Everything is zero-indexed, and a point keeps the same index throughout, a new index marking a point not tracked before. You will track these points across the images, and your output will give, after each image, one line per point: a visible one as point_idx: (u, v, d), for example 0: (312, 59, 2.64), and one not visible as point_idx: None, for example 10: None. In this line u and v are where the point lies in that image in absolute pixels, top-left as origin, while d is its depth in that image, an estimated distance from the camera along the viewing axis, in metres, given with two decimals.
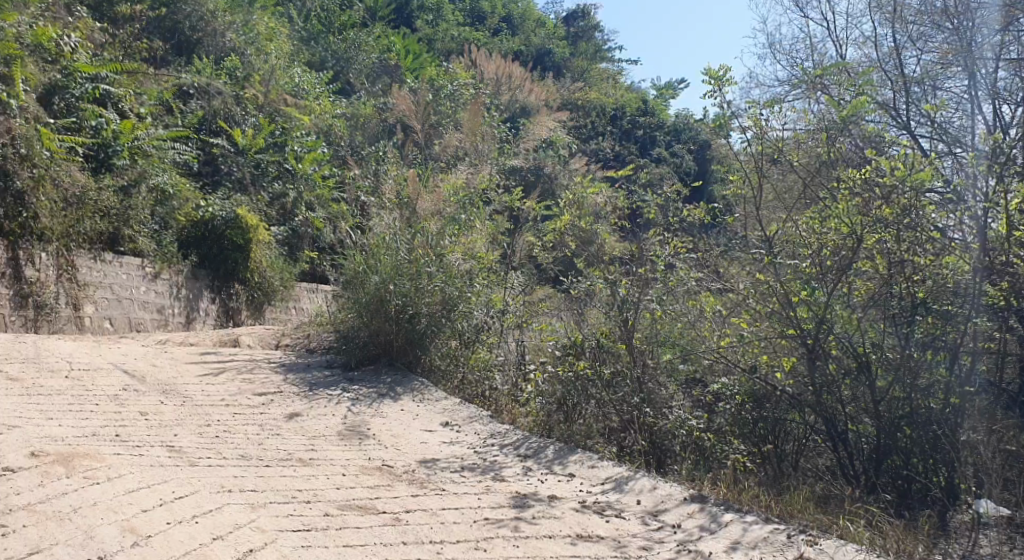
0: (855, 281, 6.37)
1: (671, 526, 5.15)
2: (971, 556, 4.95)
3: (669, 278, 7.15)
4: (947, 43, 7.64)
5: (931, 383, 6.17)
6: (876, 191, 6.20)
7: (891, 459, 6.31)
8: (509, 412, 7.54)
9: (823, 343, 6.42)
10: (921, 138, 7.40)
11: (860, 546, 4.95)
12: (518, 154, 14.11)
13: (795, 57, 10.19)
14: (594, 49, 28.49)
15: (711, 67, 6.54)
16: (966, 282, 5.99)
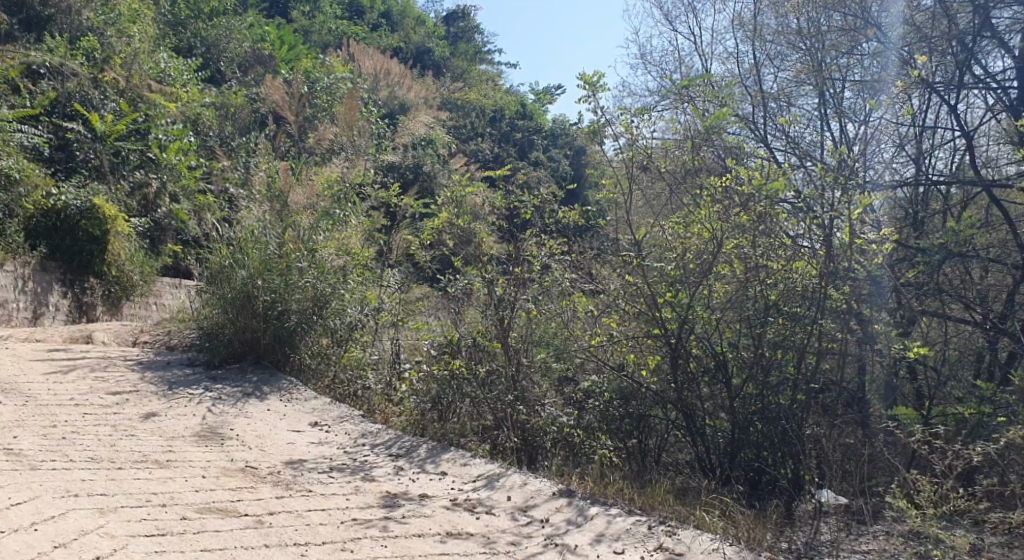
0: (715, 284, 6.65)
1: (539, 521, 5.24)
2: (812, 543, 5.30)
3: (545, 279, 7.37)
4: (799, 62, 8.15)
5: (782, 380, 6.59)
6: (735, 198, 6.58)
7: (743, 453, 6.68)
8: (382, 412, 7.45)
9: (685, 342, 6.76)
10: (777, 151, 7.88)
11: (714, 536, 5.22)
12: (396, 151, 14.03)
13: (664, 69, 10.62)
14: (474, 50, 28.64)
15: (586, 72, 6.75)
16: (815, 286, 6.42)
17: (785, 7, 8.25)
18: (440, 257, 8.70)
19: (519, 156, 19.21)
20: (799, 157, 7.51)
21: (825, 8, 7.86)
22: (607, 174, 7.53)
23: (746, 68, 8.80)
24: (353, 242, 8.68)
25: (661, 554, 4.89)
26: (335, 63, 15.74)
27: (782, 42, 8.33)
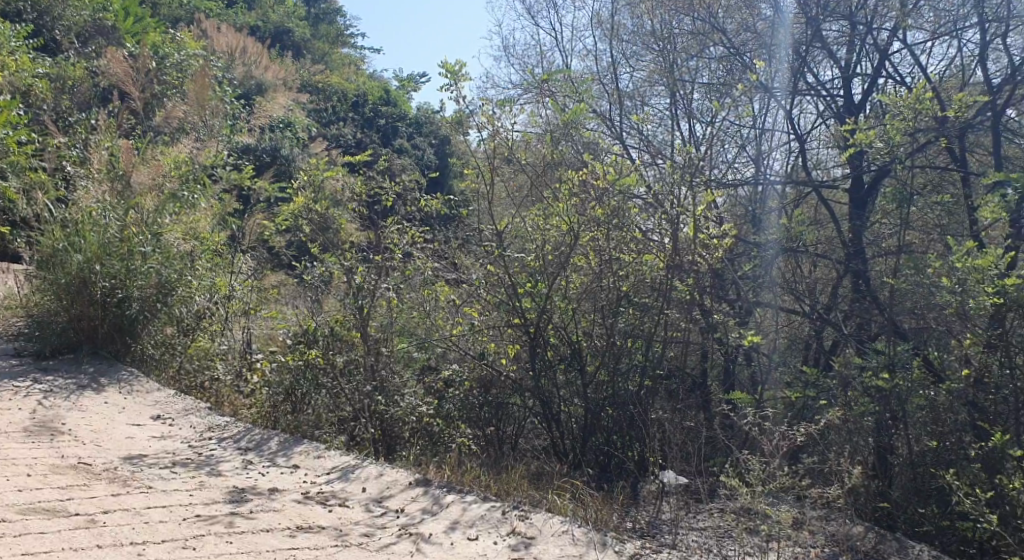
0: (572, 275, 6.91)
1: (394, 512, 5.24)
2: (656, 523, 5.54)
3: (407, 267, 7.32)
4: (653, 64, 8.47)
5: (631, 367, 6.92)
6: (591, 192, 6.70)
7: (594, 437, 6.97)
8: (231, 403, 7.32)
9: (543, 333, 6.94)
10: (631, 148, 8.10)
11: (564, 518, 5.36)
12: (252, 134, 13.61)
13: (525, 62, 10.77)
14: (336, 32, 28.07)
15: (448, 61, 6.76)
16: (663, 279, 6.72)
17: (640, 9, 8.56)
18: (297, 244, 8.52)
19: (382, 142, 19.03)
20: (650, 154, 7.80)
21: (676, 12, 8.20)
22: (467, 164, 7.58)
23: (604, 66, 9.06)
24: (202, 227, 8.43)
25: (514, 538, 4.96)
26: (187, 39, 15.05)
27: (637, 43, 8.63)
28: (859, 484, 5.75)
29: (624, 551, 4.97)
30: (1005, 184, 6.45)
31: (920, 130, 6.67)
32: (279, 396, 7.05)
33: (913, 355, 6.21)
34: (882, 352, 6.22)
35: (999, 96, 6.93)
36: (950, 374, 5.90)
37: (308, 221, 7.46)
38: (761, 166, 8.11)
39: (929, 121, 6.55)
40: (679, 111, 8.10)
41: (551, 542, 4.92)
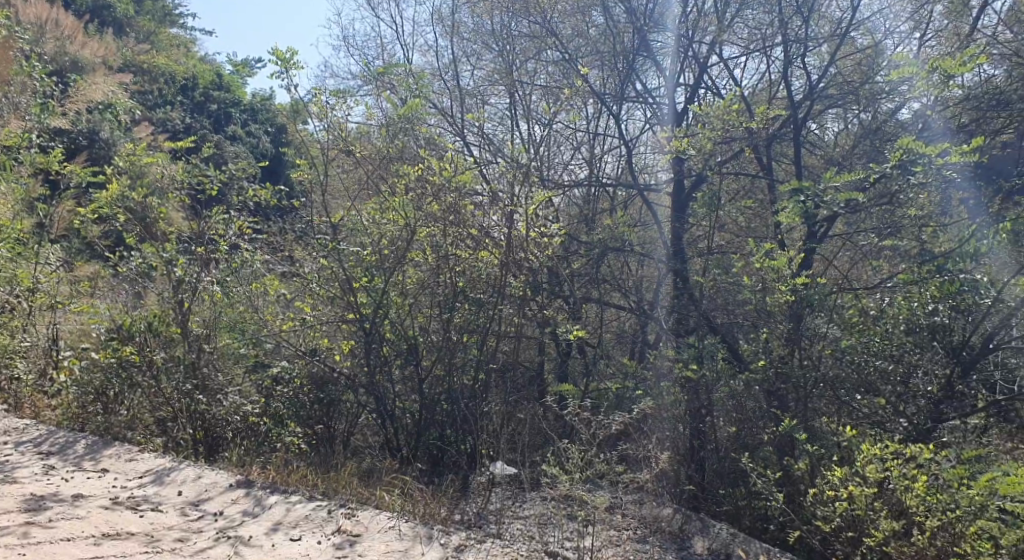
0: (408, 270, 6.82)
1: (212, 515, 5.06)
2: (483, 514, 5.62)
3: (234, 258, 7.09)
4: (492, 64, 8.65)
5: (465, 361, 6.95)
6: (427, 187, 6.66)
7: (428, 433, 6.97)
8: (33, 405, 6.94)
9: (378, 328, 6.85)
10: (472, 145, 8.25)
11: (392, 513, 5.36)
12: (66, 116, 12.71)
13: (365, 53, 10.64)
14: (163, 10, 26.60)
15: (278, 48, 6.58)
16: (498, 275, 6.80)
17: (480, 9, 8.60)
18: (114, 232, 8.02)
19: (213, 130, 18.30)
20: (489, 152, 7.96)
21: (513, 14, 8.28)
22: (302, 154, 7.40)
23: (445, 63, 9.08)
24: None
25: (339, 536, 4.90)
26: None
27: (477, 42, 8.74)
28: (672, 469, 6.08)
29: (450, 543, 5.02)
30: (797, 192, 6.74)
31: (731, 139, 7.13)
32: (89, 397, 6.78)
33: (720, 346, 6.65)
34: (693, 345, 6.64)
35: (799, 110, 7.38)
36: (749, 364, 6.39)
37: (123, 209, 6.86)
38: (594, 167, 8.40)
39: (738, 131, 7.04)
40: (518, 110, 8.40)
41: (376, 539, 4.90)
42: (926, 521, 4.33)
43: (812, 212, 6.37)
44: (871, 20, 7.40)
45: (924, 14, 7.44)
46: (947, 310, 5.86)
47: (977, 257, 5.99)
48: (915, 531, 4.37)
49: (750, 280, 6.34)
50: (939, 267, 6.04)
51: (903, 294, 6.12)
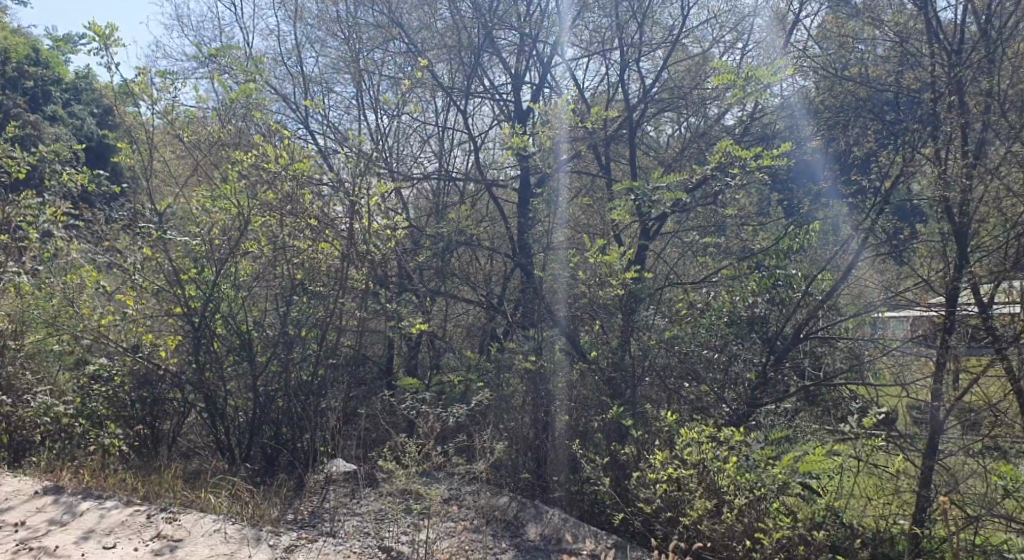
0: (241, 262, 6.62)
1: (13, 525, 4.71)
2: (317, 513, 5.47)
3: (46, 247, 6.72)
4: (338, 52, 8.50)
5: (304, 357, 6.69)
6: (262, 175, 6.43)
7: (262, 431, 6.74)
8: None
9: (209, 323, 6.57)
10: (315, 133, 8.02)
11: (218, 516, 5.13)
12: None
13: (202, 35, 10.19)
14: None
15: (94, 22, 6.17)
16: (338, 267, 6.62)
17: None
18: None
19: (32, 110, 17.00)
20: (333, 140, 7.78)
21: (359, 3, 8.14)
22: (126, 139, 6.96)
23: (289, 49, 8.86)
24: None
25: (158, 542, 4.66)
26: None
27: (322, 29, 8.55)
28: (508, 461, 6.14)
29: (279, 544, 4.86)
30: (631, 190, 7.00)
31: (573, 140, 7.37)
32: None
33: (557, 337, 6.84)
34: (532, 337, 6.72)
35: (634, 112, 7.60)
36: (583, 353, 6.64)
37: None
38: (444, 162, 8.35)
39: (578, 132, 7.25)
40: (364, 100, 8.29)
41: (199, 543, 4.68)
42: (735, 499, 4.60)
43: (641, 209, 6.64)
44: (699, 29, 7.76)
45: (745, 25, 7.86)
46: (766, 302, 6.31)
47: (790, 254, 6.35)
48: (725, 510, 4.62)
49: (585, 276, 6.56)
50: (758, 263, 6.46)
51: (728, 289, 6.45)
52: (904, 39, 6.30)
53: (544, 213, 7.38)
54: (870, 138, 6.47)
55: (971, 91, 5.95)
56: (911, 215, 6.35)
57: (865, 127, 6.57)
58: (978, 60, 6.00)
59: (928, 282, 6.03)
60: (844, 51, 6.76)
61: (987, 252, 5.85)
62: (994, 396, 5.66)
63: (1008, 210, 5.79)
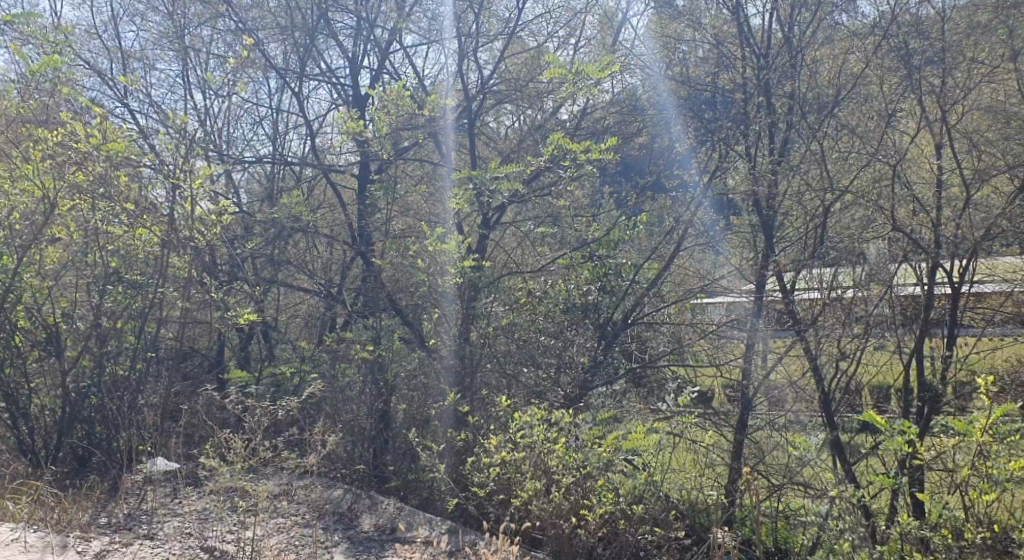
0: (47, 248, 6.06)
1: None
2: (134, 515, 5.16)
3: None
4: (160, 27, 8.01)
5: (118, 350, 6.31)
6: (71, 155, 5.95)
7: (73, 431, 6.28)
8: None
9: (9, 315, 5.95)
10: (136, 112, 7.54)
11: (19, 525, 4.75)
12: None
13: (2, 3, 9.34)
14: None
15: None
16: (158, 253, 6.28)
17: None
18: None
19: None
20: (154, 118, 7.32)
21: None
22: None
23: (103, 20, 8.27)
24: None
25: None
26: None
27: (141, 2, 8.03)
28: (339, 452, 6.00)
29: (88, 550, 4.53)
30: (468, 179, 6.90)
31: (414, 126, 7.06)
32: None
33: (396, 327, 6.64)
34: (369, 327, 6.58)
35: (472, 103, 7.53)
36: (420, 342, 6.55)
37: None
38: (278, 147, 8.04)
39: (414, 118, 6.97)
40: (190, 79, 7.86)
41: None
42: (564, 478, 4.67)
43: (477, 200, 6.66)
44: (534, 23, 7.77)
45: (577, 22, 7.95)
46: (597, 291, 6.45)
47: (620, 244, 6.54)
48: (554, 489, 4.67)
49: (423, 263, 6.42)
50: (591, 252, 6.52)
51: (563, 278, 6.50)
52: (718, 42, 6.70)
53: (381, 198, 6.96)
54: (692, 135, 6.85)
55: (778, 93, 6.39)
56: (726, 207, 6.66)
57: (688, 125, 6.91)
58: (783, 63, 6.40)
59: (737, 270, 6.58)
60: (669, 51, 7.10)
61: (789, 242, 6.29)
62: (794, 374, 6.20)
63: (807, 201, 6.22)
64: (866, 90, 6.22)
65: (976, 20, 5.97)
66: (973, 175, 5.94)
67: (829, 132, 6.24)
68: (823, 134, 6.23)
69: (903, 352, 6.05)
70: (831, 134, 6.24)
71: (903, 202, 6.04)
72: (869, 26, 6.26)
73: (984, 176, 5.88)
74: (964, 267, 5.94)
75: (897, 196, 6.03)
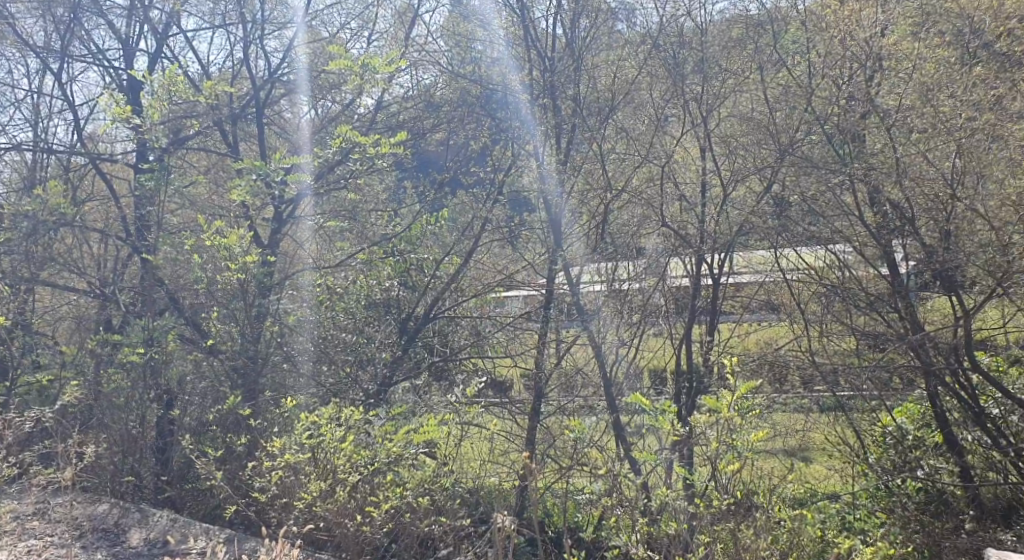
0: None
1: None
2: None
3: None
4: None
5: None
6: None
7: None
8: None
9: None
10: None
11: None
12: None
13: None
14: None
15: None
16: None
17: None
18: None
19: None
20: None
21: None
22: None
23: None
24: None
25: None
26: None
27: None
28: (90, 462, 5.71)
29: None
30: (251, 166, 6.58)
31: (191, 115, 6.63)
32: None
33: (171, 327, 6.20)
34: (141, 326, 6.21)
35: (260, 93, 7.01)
36: (196, 341, 6.18)
37: None
38: (41, 133, 7.47)
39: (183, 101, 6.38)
40: None
41: None
42: (350, 475, 4.68)
43: (263, 193, 6.13)
44: (325, 12, 7.49)
45: (370, 14, 7.63)
46: (400, 286, 6.50)
47: (421, 238, 6.50)
48: (339, 487, 4.67)
49: (200, 258, 5.91)
50: (392, 248, 6.45)
51: (363, 274, 6.45)
52: (509, 43, 6.93)
53: (154, 190, 6.38)
54: (485, 133, 6.80)
55: (562, 97, 6.72)
56: (522, 205, 6.72)
57: (481, 124, 6.87)
58: (566, 68, 6.75)
59: (531, 267, 6.61)
60: (461, 50, 7.05)
61: (577, 237, 6.59)
62: (580, 362, 6.49)
63: (590, 201, 6.56)
64: (639, 96, 6.67)
65: (729, 35, 6.56)
66: (730, 176, 6.38)
67: (607, 135, 6.65)
68: (602, 137, 6.60)
69: (674, 339, 6.65)
70: (611, 138, 6.66)
71: (672, 200, 6.55)
72: (642, 35, 6.73)
73: (740, 178, 6.30)
74: (722, 260, 6.47)
75: (665, 195, 6.52)
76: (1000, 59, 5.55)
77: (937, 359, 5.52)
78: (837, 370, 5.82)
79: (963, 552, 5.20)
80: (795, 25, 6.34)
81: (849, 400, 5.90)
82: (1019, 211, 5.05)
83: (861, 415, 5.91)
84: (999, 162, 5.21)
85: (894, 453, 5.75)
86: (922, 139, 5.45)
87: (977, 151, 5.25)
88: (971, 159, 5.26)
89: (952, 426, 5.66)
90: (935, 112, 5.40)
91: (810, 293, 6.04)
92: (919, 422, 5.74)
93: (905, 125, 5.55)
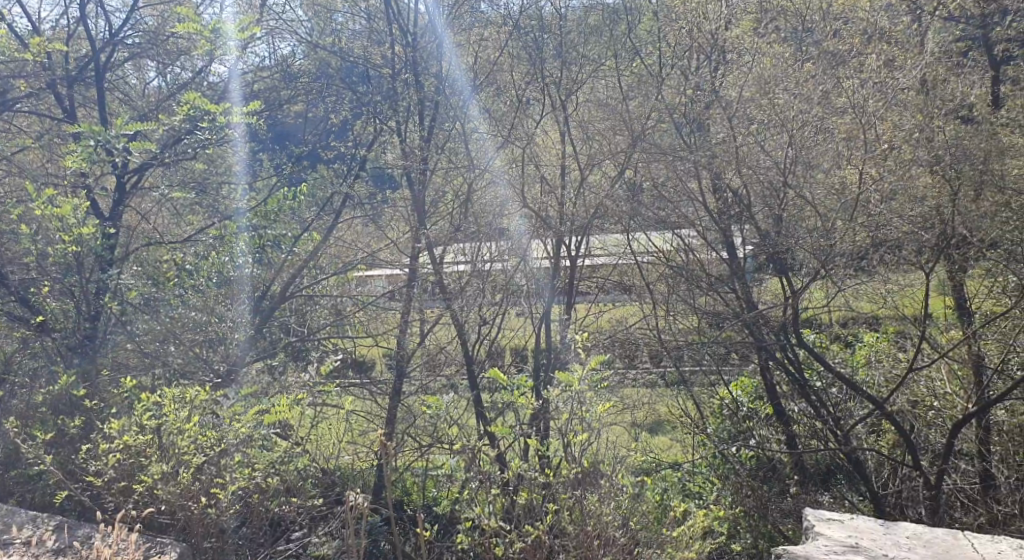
0: None
1: None
2: None
3: None
4: None
5: None
6: None
7: None
8: None
9: None
10: None
11: None
12: None
13: None
14: None
15: None
16: None
17: None
18: None
19: None
20: None
21: None
22: None
23: None
24: None
25: None
26: None
27: None
28: None
29: None
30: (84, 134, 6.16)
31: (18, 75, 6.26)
32: None
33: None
34: None
35: (100, 55, 6.53)
36: (23, 318, 5.79)
37: None
38: None
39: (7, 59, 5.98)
40: None
41: None
42: (194, 457, 4.56)
43: (101, 161, 5.70)
44: None
45: None
46: (254, 262, 6.07)
47: (279, 214, 6.12)
48: (183, 469, 4.52)
49: (30, 231, 5.58)
50: (246, 223, 6.08)
51: (214, 249, 5.97)
52: (370, 16, 6.79)
53: None
54: (345, 107, 6.75)
55: (424, 72, 6.71)
56: (383, 181, 6.79)
57: (341, 97, 6.79)
58: (428, 44, 6.78)
59: (395, 245, 6.78)
60: (320, 21, 6.88)
61: (441, 216, 6.75)
62: (443, 341, 6.64)
63: (453, 179, 6.74)
64: (500, 78, 6.84)
65: (585, 21, 6.67)
66: (587, 161, 6.50)
67: None
68: (465, 116, 6.74)
69: (535, 318, 6.71)
70: None
71: (533, 182, 6.70)
72: (503, 17, 6.75)
73: (595, 163, 6.45)
74: (578, 243, 6.65)
75: (526, 176, 6.72)
76: (828, 56, 5.80)
77: (770, 337, 5.83)
78: (681, 347, 6.12)
79: (788, 515, 5.78)
80: (648, 16, 6.49)
81: (690, 376, 6.27)
82: (841, 198, 5.50)
83: (701, 387, 6.31)
84: (827, 154, 5.61)
85: (729, 424, 6.21)
86: (760, 130, 5.70)
87: (807, 140, 5.61)
88: (802, 148, 5.61)
89: (780, 398, 6.07)
90: (770, 104, 5.60)
91: (658, 275, 6.31)
92: (752, 394, 6.18)
93: (744, 116, 5.79)
